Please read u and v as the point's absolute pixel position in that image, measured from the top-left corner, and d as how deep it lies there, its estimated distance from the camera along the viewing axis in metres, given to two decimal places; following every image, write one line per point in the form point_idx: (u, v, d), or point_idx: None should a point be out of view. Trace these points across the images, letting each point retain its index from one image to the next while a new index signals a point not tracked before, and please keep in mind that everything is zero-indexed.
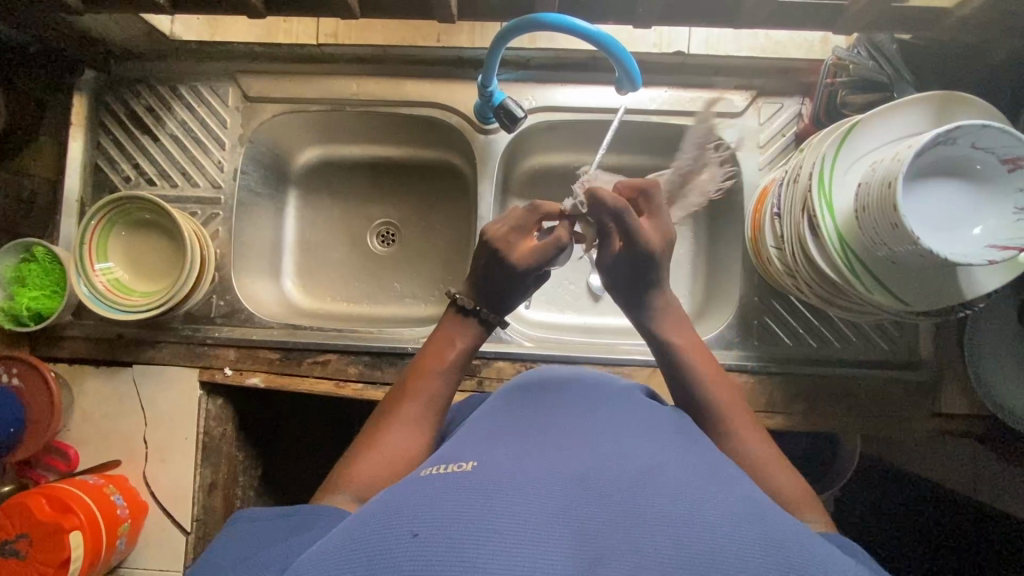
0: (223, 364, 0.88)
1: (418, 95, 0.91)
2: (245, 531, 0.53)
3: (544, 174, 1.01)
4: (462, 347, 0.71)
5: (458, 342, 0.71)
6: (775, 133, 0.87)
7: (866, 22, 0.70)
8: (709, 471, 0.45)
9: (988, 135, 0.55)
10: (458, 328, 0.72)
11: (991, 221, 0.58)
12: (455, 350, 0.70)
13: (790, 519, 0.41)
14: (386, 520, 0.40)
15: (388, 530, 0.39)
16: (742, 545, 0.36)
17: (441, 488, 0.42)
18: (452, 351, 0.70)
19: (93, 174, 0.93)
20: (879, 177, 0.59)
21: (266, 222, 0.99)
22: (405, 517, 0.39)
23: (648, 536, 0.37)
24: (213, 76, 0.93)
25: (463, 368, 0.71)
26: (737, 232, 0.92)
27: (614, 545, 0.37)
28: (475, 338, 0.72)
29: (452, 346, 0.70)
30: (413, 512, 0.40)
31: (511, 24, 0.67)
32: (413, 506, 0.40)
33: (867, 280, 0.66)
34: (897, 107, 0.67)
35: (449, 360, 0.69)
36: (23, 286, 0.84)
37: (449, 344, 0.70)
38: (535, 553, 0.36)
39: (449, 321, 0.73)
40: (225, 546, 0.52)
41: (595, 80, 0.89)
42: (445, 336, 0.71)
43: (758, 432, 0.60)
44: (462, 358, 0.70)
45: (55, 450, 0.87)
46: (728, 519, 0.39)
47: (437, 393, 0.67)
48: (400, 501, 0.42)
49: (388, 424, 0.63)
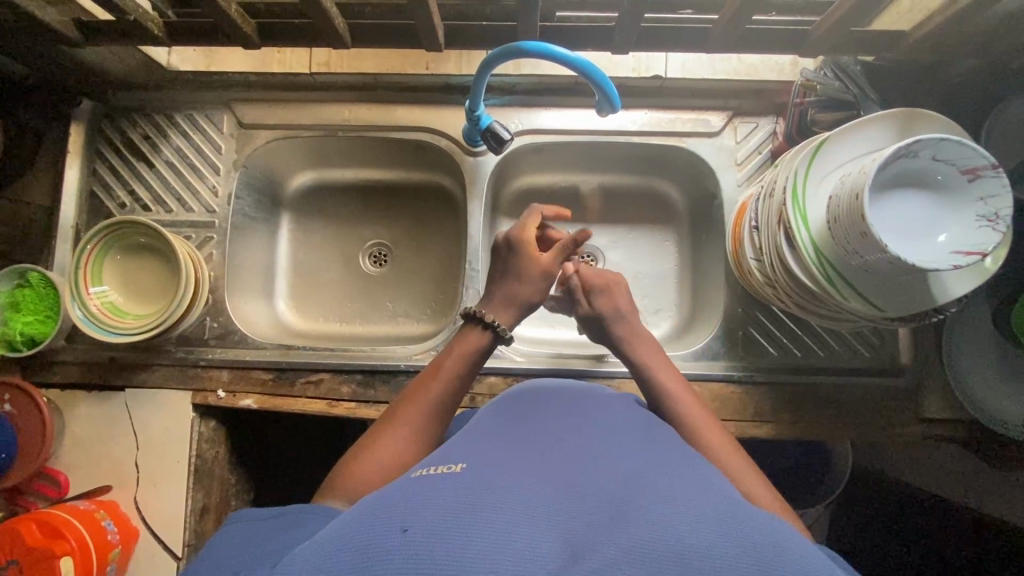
0: (216, 386, 0.89)
1: (408, 120, 0.94)
2: (239, 527, 0.55)
3: (531, 194, 1.04)
4: (470, 359, 0.71)
5: (467, 354, 0.71)
6: (751, 151, 0.91)
7: (830, 46, 0.74)
8: (692, 476, 0.47)
9: (947, 148, 0.58)
10: (468, 336, 0.72)
11: (955, 229, 0.61)
12: (464, 361, 0.70)
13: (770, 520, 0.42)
14: (376, 519, 0.41)
15: (377, 528, 0.40)
16: (721, 545, 0.38)
17: (431, 490, 0.43)
18: (460, 361, 0.70)
19: (89, 201, 0.95)
20: (847, 189, 0.62)
21: (259, 245, 1.00)
22: (395, 515, 0.41)
23: (630, 534, 0.39)
24: (208, 104, 0.96)
25: (470, 380, 0.71)
26: (720, 246, 0.95)
27: (596, 544, 0.38)
28: (483, 350, 0.72)
29: (461, 357, 0.70)
30: (402, 511, 0.41)
31: (495, 52, 0.71)
32: (404, 505, 0.42)
33: (842, 288, 0.68)
34: (863, 124, 0.70)
35: (456, 371, 0.69)
36: (17, 311, 0.85)
37: (458, 354, 0.70)
38: (520, 552, 0.37)
39: (464, 332, 0.72)
40: (220, 541, 0.53)
41: (578, 103, 0.93)
42: (456, 346, 0.71)
43: (716, 441, 0.63)
44: (469, 371, 0.70)
45: (45, 477, 0.86)
46: (705, 519, 0.40)
47: (441, 403, 0.67)
48: (389, 502, 0.43)
49: (388, 430, 0.64)
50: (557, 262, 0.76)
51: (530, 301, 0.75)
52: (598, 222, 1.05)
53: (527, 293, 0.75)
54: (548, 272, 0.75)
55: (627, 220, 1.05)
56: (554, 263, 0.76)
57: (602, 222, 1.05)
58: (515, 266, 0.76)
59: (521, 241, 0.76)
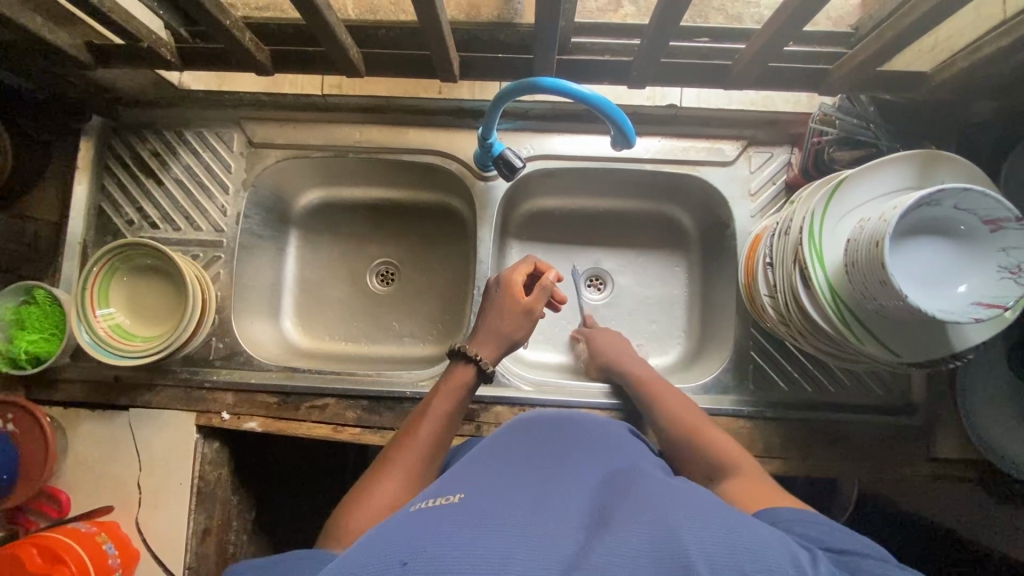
0: (221, 408, 0.88)
1: (419, 143, 0.93)
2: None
3: (541, 217, 1.03)
4: (458, 396, 0.72)
5: (455, 391, 0.72)
6: (765, 182, 0.90)
7: (849, 84, 0.74)
8: (697, 504, 0.46)
9: (970, 198, 0.57)
10: (456, 373, 0.73)
11: (976, 280, 0.60)
12: (453, 398, 0.71)
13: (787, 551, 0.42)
14: (379, 551, 0.40)
15: (380, 560, 0.38)
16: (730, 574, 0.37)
17: (436, 520, 0.43)
18: (450, 399, 0.71)
19: (97, 217, 0.94)
20: (866, 236, 0.61)
21: (267, 263, 1.00)
22: (398, 546, 0.40)
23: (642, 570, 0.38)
24: (218, 122, 0.95)
25: (459, 417, 0.72)
26: (731, 276, 0.94)
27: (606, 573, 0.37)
28: (469, 385, 0.74)
29: (450, 394, 0.71)
30: (405, 543, 0.40)
31: (511, 86, 0.70)
32: (407, 537, 0.41)
33: (858, 332, 0.67)
34: (882, 164, 0.69)
35: (446, 409, 0.70)
36: (22, 329, 0.84)
37: (447, 393, 0.72)
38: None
39: (451, 370, 0.74)
40: None
41: (591, 130, 0.92)
42: (443, 385, 0.73)
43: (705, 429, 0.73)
44: (458, 408, 0.72)
45: (47, 496, 0.86)
46: (711, 547, 0.40)
47: (433, 442, 0.68)
48: (392, 533, 0.42)
49: (383, 473, 0.64)
50: (540, 303, 0.79)
51: (514, 340, 0.77)
52: (608, 247, 1.04)
53: (511, 331, 0.77)
54: (529, 311, 0.78)
55: (637, 245, 1.04)
56: (535, 303, 0.78)
57: (612, 247, 1.04)
58: (500, 304, 0.78)
59: (506, 280, 0.80)
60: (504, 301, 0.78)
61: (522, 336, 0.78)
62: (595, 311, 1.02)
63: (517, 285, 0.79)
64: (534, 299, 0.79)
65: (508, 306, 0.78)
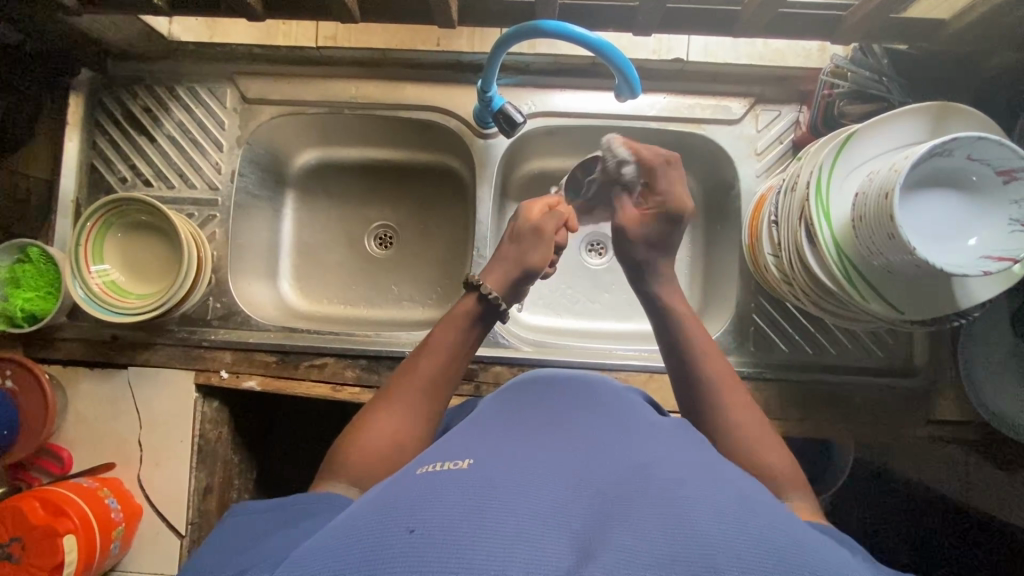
0: (220, 367, 0.88)
1: (418, 99, 0.91)
2: (240, 519, 0.54)
3: (542, 178, 1.01)
4: (463, 332, 0.69)
5: (459, 325, 0.69)
6: (772, 141, 0.88)
7: (862, 33, 0.71)
8: (704, 474, 0.46)
9: (983, 147, 0.56)
10: (464, 310, 0.70)
11: (986, 232, 0.59)
12: (456, 332, 0.69)
13: (788, 522, 0.42)
14: (387, 517, 0.40)
15: (387, 527, 0.39)
16: (734, 538, 0.38)
17: (437, 487, 0.43)
18: (457, 335, 0.69)
19: (89, 175, 0.92)
20: (876, 187, 0.59)
21: (263, 224, 0.98)
22: (402, 515, 0.40)
23: (645, 537, 0.38)
24: (211, 77, 0.92)
25: (466, 352, 0.69)
26: (734, 238, 0.93)
27: (612, 547, 0.37)
28: (478, 321, 0.70)
29: (455, 329, 0.69)
30: (410, 509, 0.40)
31: (511, 31, 0.69)
32: (412, 504, 0.41)
33: (862, 288, 0.66)
34: (894, 116, 0.67)
35: (449, 344, 0.68)
36: (18, 287, 0.83)
37: (450, 327, 0.69)
38: (528, 549, 0.37)
39: (459, 305, 0.71)
40: (222, 533, 0.53)
41: (594, 86, 0.89)
42: (447, 318, 0.70)
43: (749, 414, 0.62)
44: (464, 344, 0.69)
45: (49, 453, 0.86)
46: (723, 515, 0.40)
47: (435, 377, 0.66)
48: (394, 500, 0.42)
49: (382, 409, 0.63)
50: (550, 224, 0.76)
51: (524, 264, 0.73)
52: None
53: (524, 252, 0.74)
54: (539, 228, 0.75)
55: None
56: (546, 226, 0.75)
57: None
58: (514, 230, 0.77)
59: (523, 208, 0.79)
60: (517, 221, 0.77)
61: (532, 256, 0.74)
62: (595, 275, 1.01)
63: (534, 210, 0.77)
64: (546, 217, 0.77)
65: (524, 227, 0.76)
